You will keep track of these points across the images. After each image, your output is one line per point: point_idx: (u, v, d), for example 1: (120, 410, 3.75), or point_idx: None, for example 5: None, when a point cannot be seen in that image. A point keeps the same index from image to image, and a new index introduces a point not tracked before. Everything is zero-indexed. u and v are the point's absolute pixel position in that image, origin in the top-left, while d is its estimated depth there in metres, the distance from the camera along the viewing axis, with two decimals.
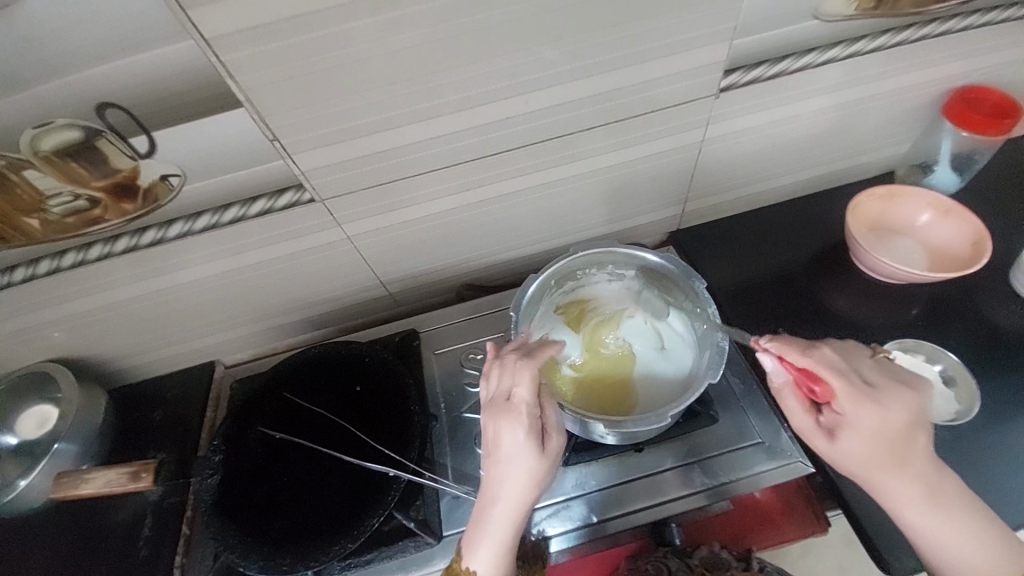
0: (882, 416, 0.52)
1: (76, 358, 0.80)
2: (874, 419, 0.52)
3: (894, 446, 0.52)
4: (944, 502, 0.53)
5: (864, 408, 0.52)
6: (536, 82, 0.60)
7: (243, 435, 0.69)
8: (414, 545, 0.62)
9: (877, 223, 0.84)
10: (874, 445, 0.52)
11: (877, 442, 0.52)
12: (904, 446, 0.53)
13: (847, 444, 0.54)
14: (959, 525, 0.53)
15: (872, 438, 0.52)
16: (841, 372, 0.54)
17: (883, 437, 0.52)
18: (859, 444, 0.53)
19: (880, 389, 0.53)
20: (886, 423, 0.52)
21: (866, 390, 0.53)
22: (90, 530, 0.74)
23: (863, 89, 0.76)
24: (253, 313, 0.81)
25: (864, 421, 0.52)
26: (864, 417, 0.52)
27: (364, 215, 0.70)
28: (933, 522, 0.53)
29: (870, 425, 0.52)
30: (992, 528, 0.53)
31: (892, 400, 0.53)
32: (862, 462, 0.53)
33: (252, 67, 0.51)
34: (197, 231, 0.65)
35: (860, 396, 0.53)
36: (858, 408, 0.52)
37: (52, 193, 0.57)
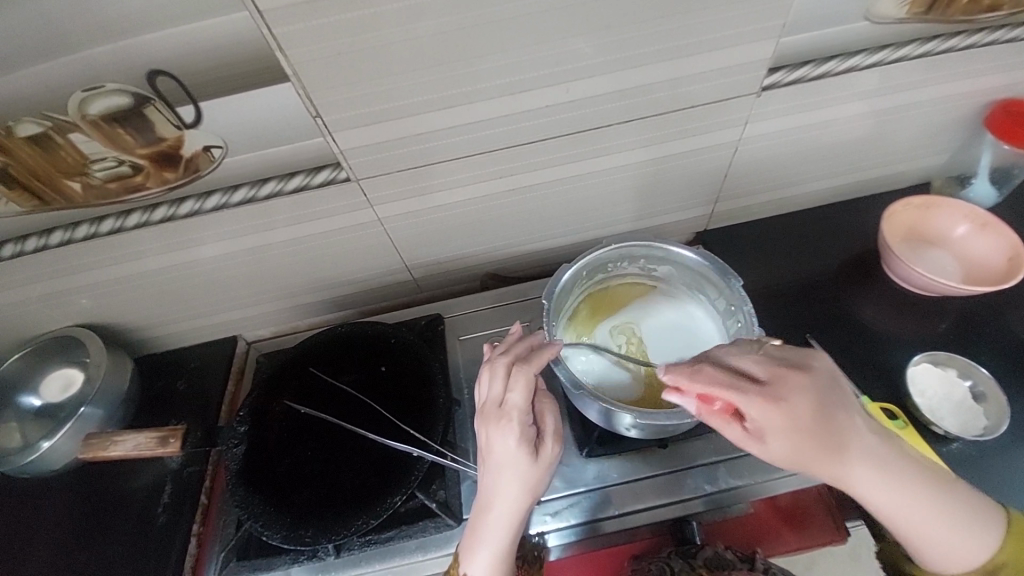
0: (789, 415, 0.49)
1: (104, 325, 0.81)
2: (784, 418, 0.49)
3: (816, 433, 0.50)
4: (894, 467, 0.53)
5: (769, 412, 0.49)
6: (578, 72, 0.60)
7: (268, 409, 0.70)
8: (434, 525, 0.63)
9: (911, 233, 0.83)
10: (799, 442, 0.50)
11: (799, 437, 0.50)
12: (828, 432, 0.51)
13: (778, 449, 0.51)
14: (926, 494, 0.53)
15: (793, 435, 0.50)
16: (728, 380, 0.50)
17: (802, 429, 0.50)
18: (788, 447, 0.50)
19: (773, 382, 0.50)
20: (795, 418, 0.49)
21: (759, 390, 0.50)
22: (110, 494, 0.75)
23: (906, 96, 0.74)
24: (279, 290, 0.81)
25: (777, 423, 0.49)
26: (775, 419, 0.49)
27: (397, 198, 0.70)
28: (907, 502, 0.53)
29: (785, 425, 0.49)
30: (944, 487, 0.54)
31: (790, 397, 0.50)
32: (798, 461, 0.51)
33: (302, 41, 0.51)
34: (233, 205, 0.66)
35: (760, 401, 0.49)
36: (763, 412, 0.49)
37: (96, 158, 0.58)
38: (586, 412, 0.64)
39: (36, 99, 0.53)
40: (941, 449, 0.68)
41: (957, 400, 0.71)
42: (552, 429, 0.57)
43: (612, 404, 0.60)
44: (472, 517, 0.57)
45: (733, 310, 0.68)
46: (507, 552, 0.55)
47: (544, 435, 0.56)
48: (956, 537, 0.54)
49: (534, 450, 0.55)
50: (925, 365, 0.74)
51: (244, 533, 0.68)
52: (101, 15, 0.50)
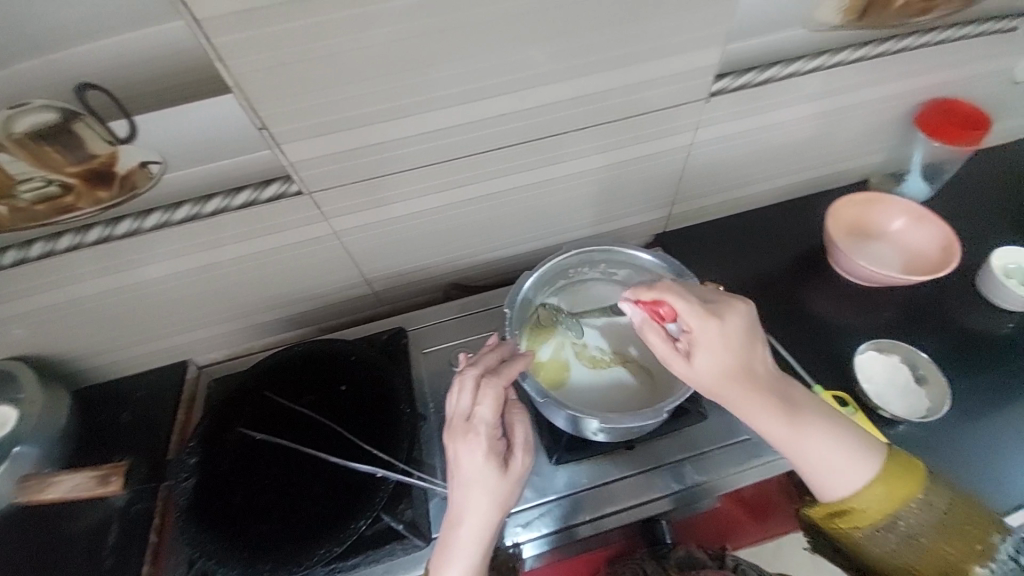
0: (725, 327, 0.54)
1: (37, 356, 0.75)
2: (721, 329, 0.54)
3: (743, 354, 0.54)
4: (817, 421, 0.56)
5: (710, 322, 0.53)
6: (531, 79, 0.61)
7: (224, 436, 0.66)
8: (402, 548, 0.60)
9: (855, 227, 0.87)
10: (726, 359, 0.54)
11: (729, 353, 0.54)
12: (751, 358, 0.55)
13: (704, 366, 0.55)
14: (840, 446, 0.55)
15: (721, 352, 0.54)
16: (680, 292, 0.55)
17: (731, 350, 0.54)
18: (713, 360, 0.54)
19: (719, 303, 0.55)
20: (731, 330, 0.54)
21: (704, 304, 0.55)
22: (47, 540, 0.69)
23: (842, 99, 0.79)
24: (232, 310, 0.78)
25: (712, 335, 0.54)
26: (710, 332, 0.53)
27: (354, 209, 0.69)
28: (816, 446, 0.55)
29: (718, 339, 0.54)
30: (871, 444, 0.57)
31: (732, 313, 0.54)
32: (720, 376, 0.54)
33: (246, 51, 0.49)
34: (175, 222, 0.62)
35: (703, 311, 0.54)
36: (703, 322, 0.54)
37: (21, 178, 0.54)
38: (554, 420, 0.64)
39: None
40: (891, 432, 0.72)
41: (901, 384, 0.74)
42: (523, 441, 0.56)
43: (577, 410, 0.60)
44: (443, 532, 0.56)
45: None
46: (480, 566, 0.54)
47: (514, 447, 0.55)
48: (850, 479, 0.55)
49: (503, 463, 0.54)
50: (871, 355, 0.77)
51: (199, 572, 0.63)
52: (29, 29, 0.48)
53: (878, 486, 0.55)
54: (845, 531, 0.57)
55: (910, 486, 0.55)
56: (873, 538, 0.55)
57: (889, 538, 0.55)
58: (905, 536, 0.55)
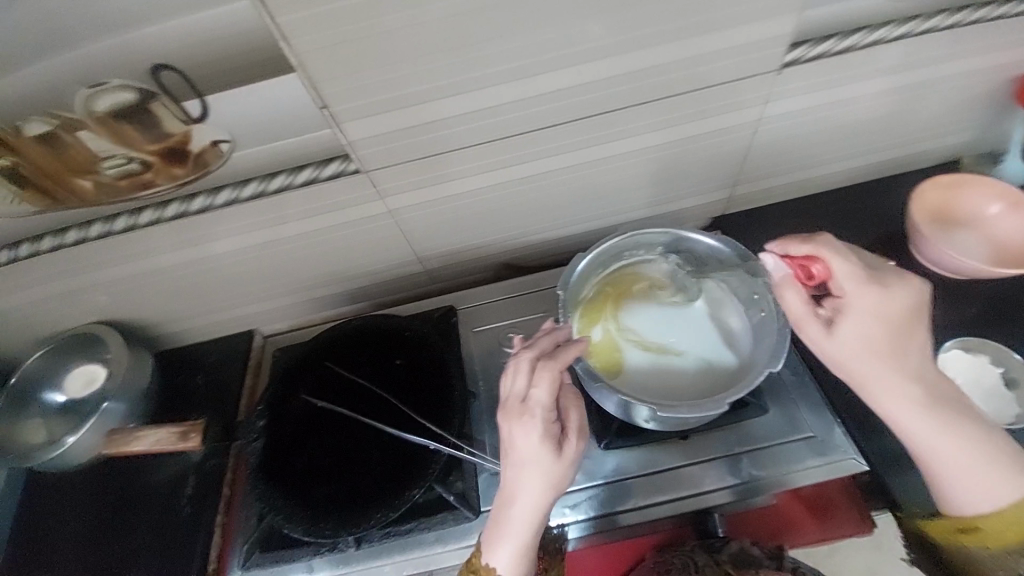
0: (882, 296, 0.54)
1: (122, 321, 0.82)
2: (876, 297, 0.54)
3: (892, 327, 0.54)
4: (951, 418, 0.55)
5: (870, 288, 0.54)
6: (589, 52, 0.58)
7: (286, 402, 0.70)
8: (453, 518, 0.63)
9: (941, 212, 0.78)
10: (876, 329, 0.54)
11: (883, 322, 0.54)
12: (901, 331, 0.55)
13: (848, 333, 0.55)
14: (970, 445, 0.54)
15: (870, 320, 0.54)
16: (841, 256, 0.56)
17: (881, 321, 0.54)
18: (857, 325, 0.54)
19: (880, 276, 0.56)
20: (887, 301, 0.54)
21: (867, 272, 0.55)
22: (136, 487, 0.76)
23: (936, 68, 0.70)
24: (291, 284, 0.81)
25: (867, 302, 0.54)
26: (863, 298, 0.54)
27: (407, 188, 0.69)
28: (942, 439, 0.54)
29: (873, 308, 0.54)
30: (1009, 455, 0.55)
31: (894, 285, 0.55)
32: (861, 343, 0.54)
33: (305, 30, 0.50)
34: (244, 199, 0.64)
35: (865, 276, 0.55)
36: (858, 288, 0.55)
37: (105, 155, 0.57)
38: (603, 405, 0.63)
39: (57, 100, 0.57)
40: None
41: (988, 387, 0.69)
42: (576, 426, 0.56)
43: (630, 396, 0.59)
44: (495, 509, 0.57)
45: (756, 299, 0.66)
46: (533, 542, 0.55)
47: (568, 431, 0.56)
48: (975, 474, 0.54)
49: (557, 447, 0.55)
50: (955, 354, 0.71)
51: (265, 529, 0.68)
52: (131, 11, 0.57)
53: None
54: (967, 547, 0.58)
55: None
56: (999, 559, 0.56)
57: (1020, 562, 0.55)
58: None
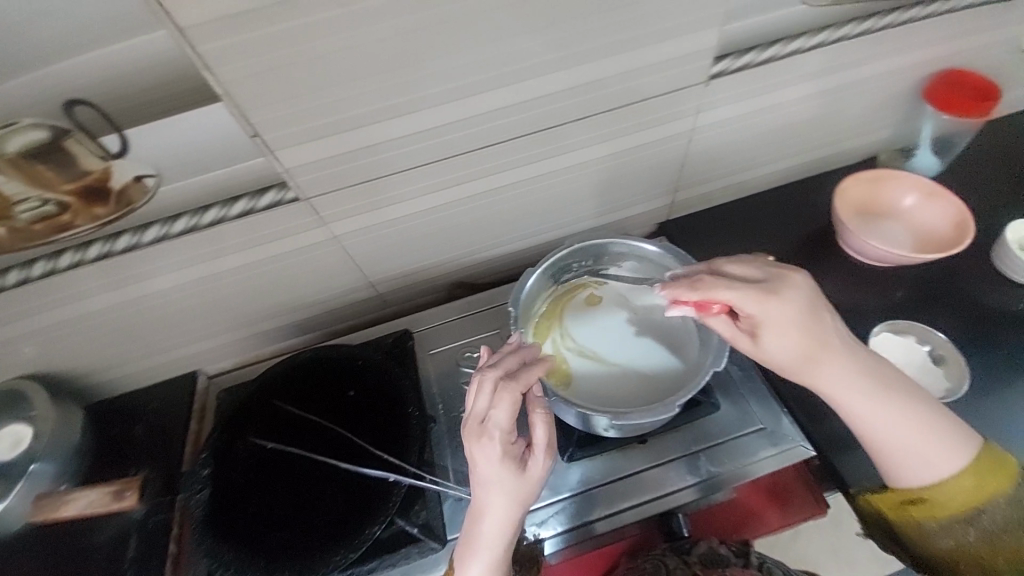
0: (785, 306, 0.54)
1: (47, 373, 0.76)
2: (781, 307, 0.54)
3: (807, 325, 0.55)
4: (884, 392, 0.57)
5: (770, 305, 0.54)
6: (524, 71, 0.59)
7: (235, 445, 0.66)
8: (418, 550, 0.60)
9: (865, 207, 0.85)
10: (794, 334, 0.55)
11: (795, 328, 0.55)
12: (816, 327, 0.55)
13: (774, 347, 0.56)
14: (907, 413, 0.57)
15: (786, 329, 0.54)
16: (728, 285, 0.54)
17: (793, 327, 0.54)
18: (778, 338, 0.55)
19: (770, 281, 0.56)
20: (791, 305, 0.54)
21: (758, 288, 0.54)
22: (69, 556, 0.69)
23: (846, 75, 0.76)
24: (236, 319, 0.78)
25: (774, 317, 0.54)
26: (770, 315, 0.54)
27: (351, 213, 0.68)
28: (884, 418, 0.57)
29: (781, 320, 0.54)
30: (939, 413, 0.58)
31: (788, 289, 0.55)
32: (789, 350, 0.55)
33: (231, 58, 0.48)
34: (175, 234, 0.62)
35: (759, 295, 0.54)
36: (761, 308, 0.54)
37: (17, 199, 0.53)
38: (562, 417, 0.63)
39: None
40: None
41: (918, 365, 0.73)
42: (542, 443, 0.55)
43: (586, 407, 0.60)
44: (465, 528, 0.56)
45: None
46: (502, 561, 0.55)
47: (534, 448, 0.55)
48: (924, 438, 0.56)
49: (520, 465, 0.54)
50: (886, 336, 0.76)
51: None
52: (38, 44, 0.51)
53: (967, 476, 0.56)
54: (918, 520, 0.58)
55: (996, 484, 0.56)
56: (949, 531, 0.57)
57: (968, 532, 0.56)
58: (985, 532, 0.56)
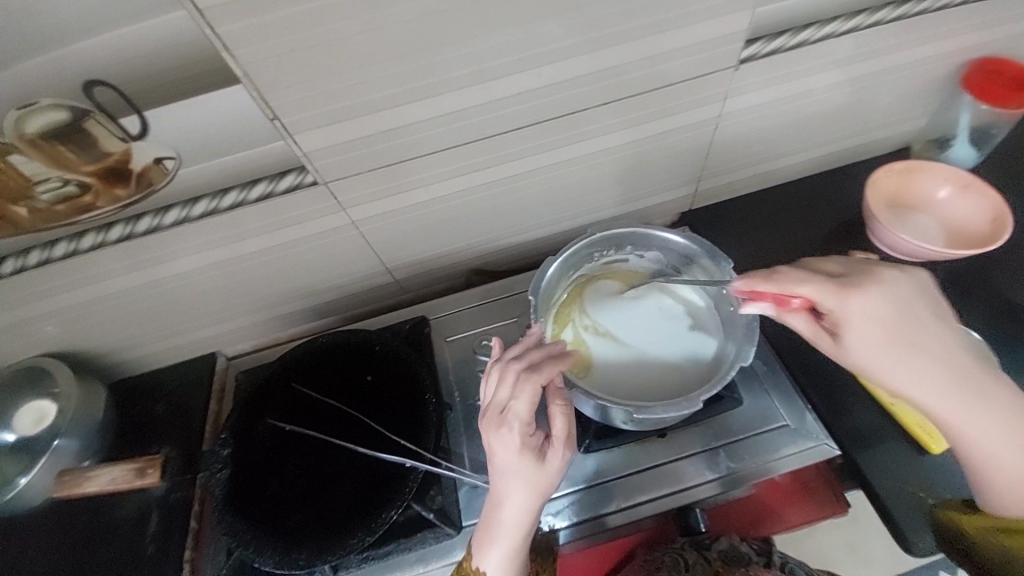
0: (868, 303, 0.51)
1: (70, 352, 0.77)
2: (864, 305, 0.51)
3: (898, 327, 0.51)
4: (995, 410, 0.51)
5: (847, 299, 0.51)
6: (548, 55, 0.57)
7: (255, 427, 0.67)
8: (434, 536, 0.61)
9: (895, 199, 0.82)
10: (877, 334, 0.51)
11: (881, 325, 0.51)
12: (910, 331, 0.51)
13: (857, 348, 0.52)
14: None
15: (872, 329, 0.51)
16: (803, 276, 0.53)
17: (876, 326, 0.51)
18: (862, 340, 0.52)
19: (851, 278, 0.53)
20: (877, 304, 0.51)
21: (835, 281, 0.52)
22: (94, 529, 0.71)
23: (882, 61, 0.73)
24: (254, 303, 0.78)
25: (855, 313, 0.51)
26: (852, 311, 0.51)
27: (369, 199, 0.67)
28: (993, 436, 0.51)
29: (863, 316, 0.51)
30: None
31: (873, 287, 0.52)
32: (878, 356, 0.51)
33: (249, 39, 0.47)
34: (194, 218, 0.61)
35: (835, 289, 0.52)
36: (841, 303, 0.51)
37: (39, 179, 0.53)
38: (581, 408, 0.62)
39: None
40: None
41: None
42: (562, 435, 0.55)
43: (607, 400, 0.59)
44: (484, 514, 0.57)
45: (724, 294, 0.66)
46: (520, 548, 0.55)
47: (554, 440, 0.55)
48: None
49: (539, 457, 0.54)
50: None
51: (237, 560, 0.65)
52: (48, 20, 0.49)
53: None
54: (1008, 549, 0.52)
55: None
56: None
57: None
58: None
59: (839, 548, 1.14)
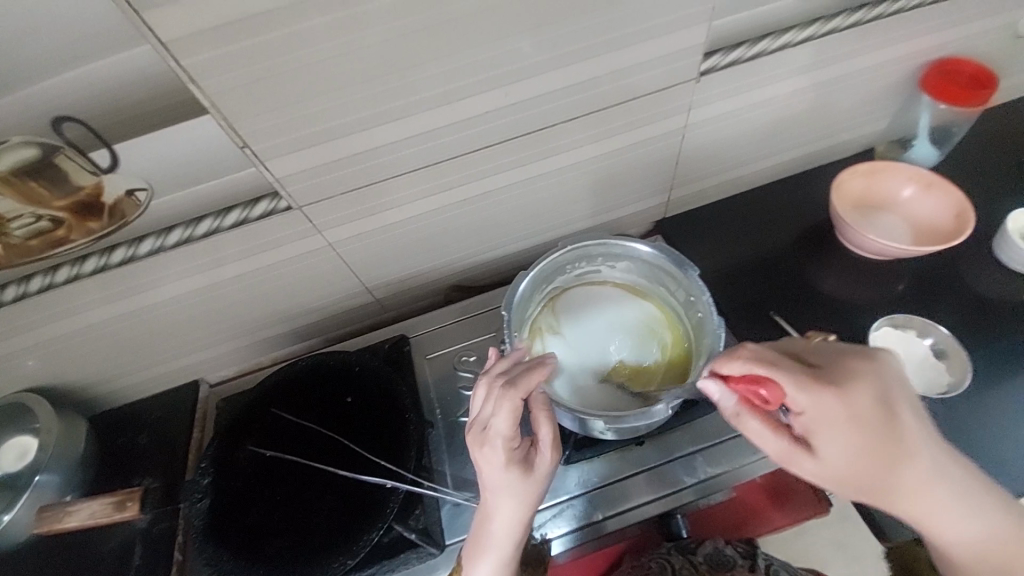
0: (842, 404, 0.48)
1: (49, 386, 0.76)
2: (838, 407, 0.48)
3: (870, 431, 0.48)
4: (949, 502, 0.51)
5: (822, 401, 0.48)
6: (513, 74, 0.59)
7: (236, 454, 0.67)
8: (417, 556, 0.60)
9: (861, 200, 0.84)
10: (851, 438, 0.48)
11: (854, 430, 0.48)
12: (882, 434, 0.49)
13: (829, 450, 0.49)
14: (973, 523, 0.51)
15: (845, 433, 0.48)
16: (780, 371, 0.49)
17: (848, 429, 0.48)
18: (833, 442, 0.48)
19: (822, 372, 0.50)
20: (851, 405, 0.48)
21: (813, 378, 0.49)
22: (76, 566, 0.70)
23: (840, 67, 0.75)
24: (235, 329, 0.78)
25: (829, 414, 0.48)
26: (827, 412, 0.48)
27: (345, 220, 0.68)
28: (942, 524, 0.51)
29: (838, 417, 0.48)
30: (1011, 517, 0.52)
31: (849, 386, 0.49)
32: (848, 458, 0.48)
33: (217, 71, 0.48)
34: (169, 247, 0.62)
35: (812, 389, 0.48)
36: (816, 403, 0.48)
37: (11, 216, 0.54)
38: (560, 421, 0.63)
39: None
40: None
41: (918, 357, 0.72)
42: (546, 442, 0.55)
43: (584, 411, 0.59)
44: (474, 528, 0.57)
45: (693, 300, 0.68)
46: (511, 560, 0.56)
47: (539, 447, 0.55)
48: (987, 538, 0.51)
49: (525, 466, 0.54)
50: (886, 329, 0.75)
51: None
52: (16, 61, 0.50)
53: None
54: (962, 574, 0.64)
55: None
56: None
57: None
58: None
59: (835, 550, 1.13)
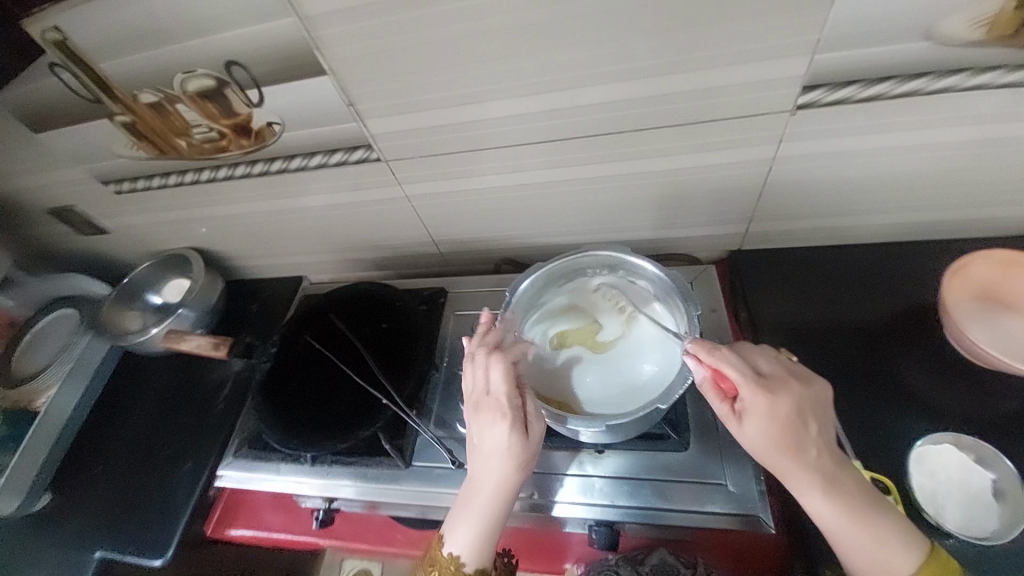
0: (775, 399, 0.55)
1: (207, 250, 1.04)
2: (770, 402, 0.55)
3: (793, 428, 0.54)
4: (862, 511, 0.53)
5: (757, 390, 0.55)
6: (582, 79, 0.62)
7: (297, 339, 0.86)
8: (388, 463, 0.72)
9: (985, 293, 0.70)
10: (773, 428, 0.54)
11: (776, 421, 0.54)
12: (802, 433, 0.54)
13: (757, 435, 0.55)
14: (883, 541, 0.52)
15: (771, 423, 0.54)
16: (733, 362, 0.57)
17: (784, 426, 0.54)
18: (760, 427, 0.55)
19: (772, 378, 0.57)
20: (781, 407, 0.54)
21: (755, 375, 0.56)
22: (192, 379, 0.97)
23: (999, 128, 0.62)
24: (328, 244, 0.97)
25: (761, 403, 0.55)
26: (760, 402, 0.55)
27: (421, 179, 0.79)
28: (853, 536, 0.52)
29: (769, 409, 0.54)
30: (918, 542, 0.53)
31: (781, 387, 0.56)
32: (771, 446, 0.54)
33: (338, 43, 0.61)
34: (292, 169, 0.80)
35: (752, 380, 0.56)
36: (753, 392, 0.55)
37: (195, 124, 0.75)
38: None
39: (146, 75, 0.69)
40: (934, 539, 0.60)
41: (970, 491, 0.61)
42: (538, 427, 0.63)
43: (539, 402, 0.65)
44: (462, 498, 0.63)
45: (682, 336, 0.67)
46: (490, 530, 0.61)
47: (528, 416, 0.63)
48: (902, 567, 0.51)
49: (524, 430, 0.61)
50: (937, 445, 0.64)
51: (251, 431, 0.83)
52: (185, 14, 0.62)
53: None
54: None
55: None
56: None
57: None
58: None
59: None
